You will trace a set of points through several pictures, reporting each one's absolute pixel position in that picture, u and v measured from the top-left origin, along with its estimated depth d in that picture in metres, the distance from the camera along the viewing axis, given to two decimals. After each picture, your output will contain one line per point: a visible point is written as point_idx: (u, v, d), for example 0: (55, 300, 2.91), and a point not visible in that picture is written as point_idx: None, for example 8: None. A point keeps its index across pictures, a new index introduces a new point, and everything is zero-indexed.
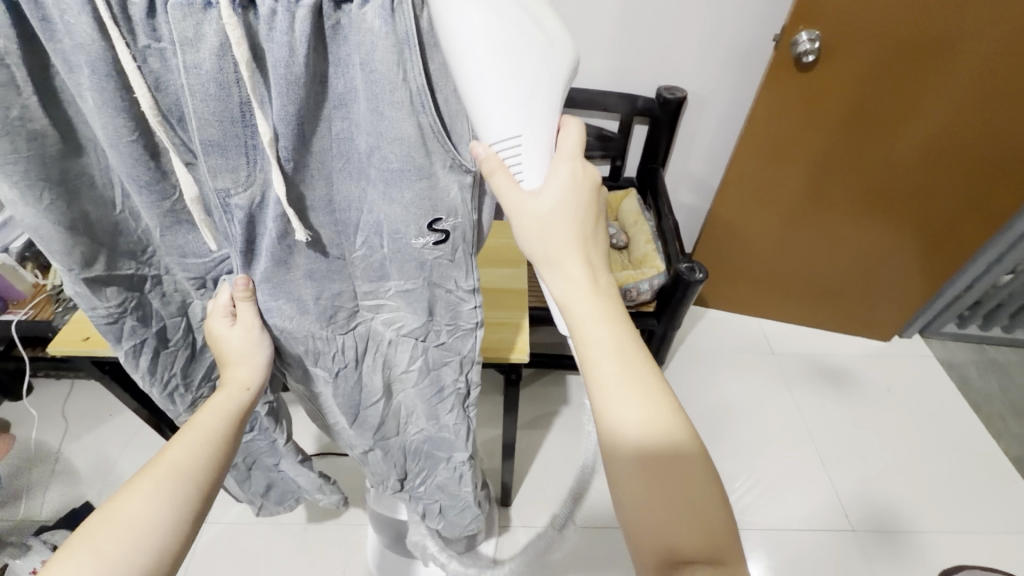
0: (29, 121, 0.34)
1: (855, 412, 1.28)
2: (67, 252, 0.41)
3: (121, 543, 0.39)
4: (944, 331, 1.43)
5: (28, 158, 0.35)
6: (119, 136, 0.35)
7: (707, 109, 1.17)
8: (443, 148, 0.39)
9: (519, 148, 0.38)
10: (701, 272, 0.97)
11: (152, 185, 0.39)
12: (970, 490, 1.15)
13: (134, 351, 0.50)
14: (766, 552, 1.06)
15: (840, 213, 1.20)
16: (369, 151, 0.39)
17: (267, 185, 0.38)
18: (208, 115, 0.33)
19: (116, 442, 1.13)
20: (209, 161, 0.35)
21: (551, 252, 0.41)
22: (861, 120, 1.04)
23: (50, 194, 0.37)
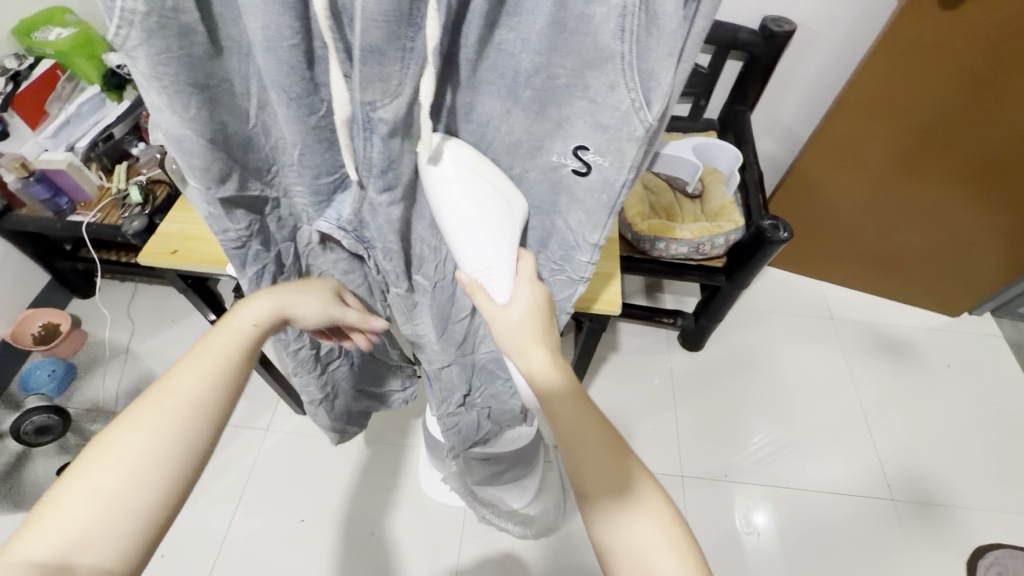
0: (181, 13, 0.31)
1: (910, 385, 1.25)
2: (205, 167, 0.39)
3: (119, 475, 0.36)
4: (1018, 311, 1.35)
5: (178, 58, 0.33)
6: (280, 39, 0.33)
7: (813, 48, 1.05)
8: (627, 85, 0.36)
9: (492, 272, 0.48)
10: (786, 231, 0.92)
11: (301, 98, 0.37)
12: (1019, 473, 1.13)
13: (256, 278, 0.50)
14: (775, 507, 1.08)
15: (937, 180, 1.11)
16: (533, 71, 0.39)
17: (413, 96, 0.36)
18: (376, 16, 0.31)
19: (179, 346, 1.17)
20: (364, 70, 0.33)
21: (517, 342, 0.47)
22: (995, 84, 0.93)
23: (196, 102, 0.35)
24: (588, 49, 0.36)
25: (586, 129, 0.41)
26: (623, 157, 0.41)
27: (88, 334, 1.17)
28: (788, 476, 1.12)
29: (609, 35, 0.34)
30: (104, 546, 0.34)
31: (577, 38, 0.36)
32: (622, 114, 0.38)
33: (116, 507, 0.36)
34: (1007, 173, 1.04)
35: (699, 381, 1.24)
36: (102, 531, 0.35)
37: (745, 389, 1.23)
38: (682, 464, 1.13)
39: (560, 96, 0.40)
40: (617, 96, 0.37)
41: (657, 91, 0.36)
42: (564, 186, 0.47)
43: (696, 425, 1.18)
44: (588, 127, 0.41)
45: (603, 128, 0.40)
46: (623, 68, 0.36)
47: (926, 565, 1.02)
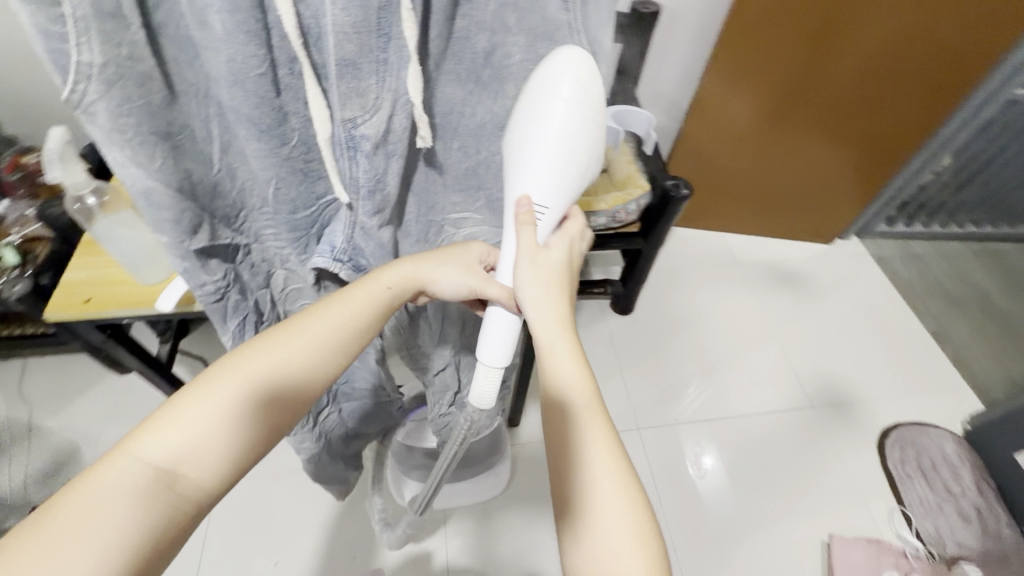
0: (137, 61, 0.33)
1: (807, 307, 1.43)
2: (177, 219, 0.42)
3: (216, 413, 0.41)
4: (876, 231, 1.59)
5: (139, 106, 0.35)
6: (247, 70, 0.35)
7: (679, 24, 1.17)
8: (578, 52, 0.41)
9: (546, 212, 0.46)
10: (687, 188, 1.02)
11: (272, 130, 0.40)
12: (901, 362, 1.35)
13: (238, 329, 0.55)
14: (718, 450, 1.18)
15: (797, 129, 1.28)
16: (489, 51, 0.42)
17: (392, 108, 0.39)
18: (347, 28, 0.33)
19: (94, 415, 1.05)
20: (341, 84, 0.35)
21: (540, 296, 0.46)
22: (826, 39, 1.09)
23: (160, 151, 0.38)
24: (540, 24, 0.40)
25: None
26: None
27: None
28: (723, 409, 1.24)
29: (556, 9, 0.39)
30: (205, 463, 0.40)
31: (530, 14, 0.39)
32: (575, 79, 0.43)
33: (224, 433, 0.42)
34: (851, 114, 1.24)
35: (637, 341, 1.34)
36: (205, 449, 0.40)
37: (676, 339, 1.35)
38: (636, 417, 1.22)
39: (514, 76, 0.43)
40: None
41: (602, 51, 0.43)
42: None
43: (642, 379, 1.28)
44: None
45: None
46: (572, 36, 0.41)
47: (851, 454, 1.19)
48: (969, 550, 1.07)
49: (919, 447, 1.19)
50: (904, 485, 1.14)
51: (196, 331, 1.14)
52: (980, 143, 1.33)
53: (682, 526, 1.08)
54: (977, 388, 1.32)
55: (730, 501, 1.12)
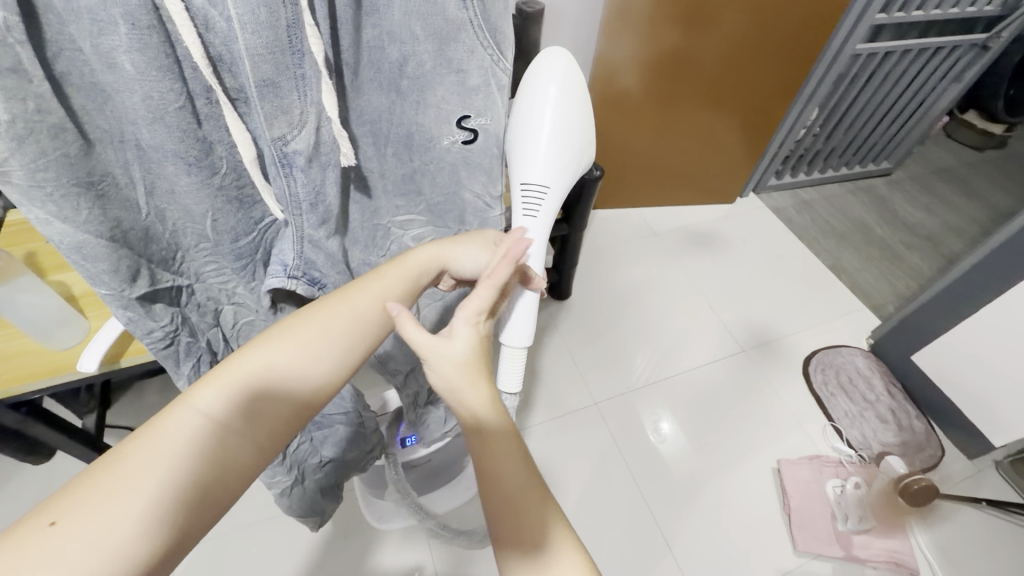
0: (46, 114, 0.32)
1: (724, 262, 1.56)
2: (113, 269, 0.40)
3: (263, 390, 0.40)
4: (769, 185, 1.77)
5: (56, 160, 0.33)
6: (165, 105, 0.35)
7: (565, 20, 1.23)
8: (482, 45, 0.44)
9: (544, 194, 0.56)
10: (596, 169, 1.09)
11: (200, 161, 0.40)
12: (810, 296, 1.50)
13: (195, 371, 0.51)
14: (671, 408, 1.26)
15: (689, 104, 1.40)
16: (403, 61, 0.44)
17: (318, 120, 0.38)
18: (261, 50, 0.32)
19: (14, 515, 0.94)
20: (265, 105, 0.35)
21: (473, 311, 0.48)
22: (699, 20, 1.20)
23: (85, 201, 0.36)
24: (442, 26, 0.42)
25: (459, 101, 0.47)
26: (496, 105, 0.49)
27: None
28: (666, 370, 1.32)
29: (454, 8, 0.41)
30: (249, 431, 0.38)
31: (432, 18, 0.41)
32: (486, 69, 0.46)
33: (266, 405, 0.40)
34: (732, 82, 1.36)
35: (579, 322, 1.40)
36: (250, 420, 0.38)
37: (615, 313, 1.42)
38: (591, 393, 1.27)
39: (431, 80, 0.45)
40: (477, 58, 0.45)
41: (505, 40, 0.45)
42: (461, 160, 0.53)
43: (591, 356, 1.34)
44: (460, 96, 0.47)
45: (473, 91, 0.47)
46: (475, 32, 0.43)
47: (782, 385, 1.31)
48: (890, 445, 1.22)
49: (836, 367, 1.34)
50: (830, 403, 1.28)
51: (120, 398, 1.05)
52: (838, 95, 1.51)
53: (649, 484, 1.14)
54: (873, 306, 1.50)
55: (689, 455, 1.19)
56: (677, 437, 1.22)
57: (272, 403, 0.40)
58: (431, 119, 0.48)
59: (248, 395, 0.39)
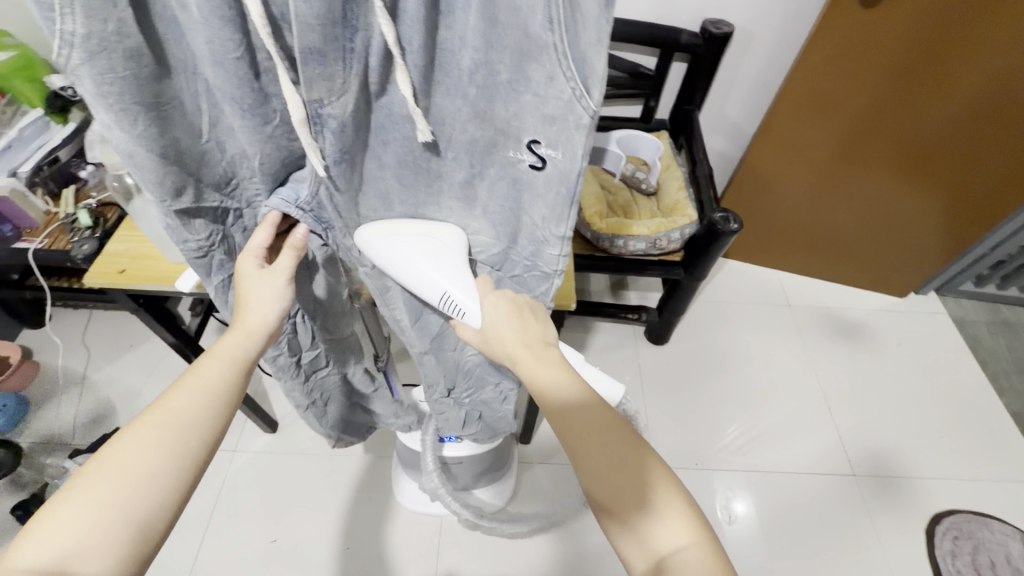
0: (125, 36, 0.31)
1: (866, 363, 1.31)
2: (159, 182, 0.39)
3: (121, 485, 0.39)
4: (960, 289, 1.43)
5: (124, 78, 0.32)
6: (226, 52, 0.33)
7: (752, 48, 1.10)
8: (564, 75, 0.35)
9: (453, 300, 0.49)
10: (736, 223, 0.95)
11: (255, 109, 0.37)
12: (969, 441, 1.19)
13: (223, 286, 0.50)
14: (754, 491, 1.12)
15: (872, 170, 1.18)
16: (474, 69, 0.38)
17: (356, 91, 0.36)
18: (311, 20, 0.31)
19: (139, 371, 1.14)
20: (307, 70, 0.33)
21: (506, 350, 0.49)
22: (917, 75, 1.00)
23: (144, 120, 0.35)
24: (523, 42, 0.35)
25: (536, 124, 0.40)
26: (573, 147, 0.39)
27: (42, 365, 1.13)
28: (756, 461, 1.15)
29: (539, 26, 0.33)
30: (100, 558, 0.36)
31: (511, 30, 0.35)
32: (564, 103, 0.37)
33: (100, 541, 0.37)
34: (942, 154, 1.11)
35: (672, 374, 1.27)
36: (97, 546, 0.36)
37: (705, 377, 1.27)
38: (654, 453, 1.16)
39: (504, 93, 0.39)
40: (557, 87, 0.36)
41: (594, 76, 0.35)
42: (524, 182, 0.45)
43: (666, 414, 1.21)
44: (536, 122, 0.39)
45: (550, 121, 0.39)
46: (558, 57, 0.35)
47: (894, 535, 1.07)
48: None
49: (978, 541, 1.06)
50: None
51: None
52: None
53: None
54: None
55: (761, 551, 1.04)
56: (755, 522, 1.08)
57: (153, 484, 0.40)
58: (494, 129, 0.42)
59: (128, 487, 0.39)
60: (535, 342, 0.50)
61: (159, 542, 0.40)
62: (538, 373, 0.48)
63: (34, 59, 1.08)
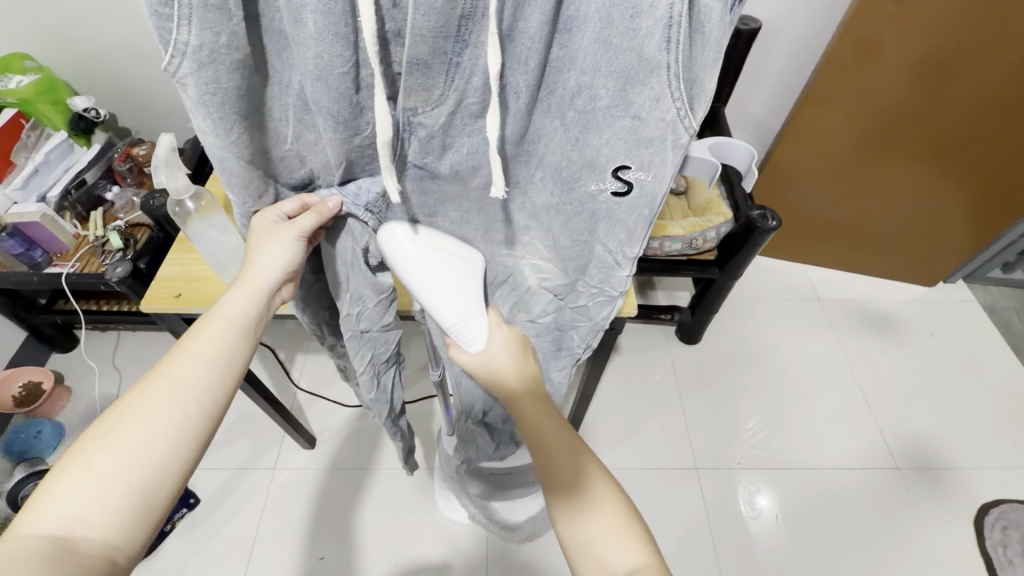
0: (235, 49, 0.32)
1: (899, 355, 1.30)
2: (244, 184, 0.41)
3: (117, 456, 0.37)
4: (988, 276, 1.42)
5: (228, 89, 0.33)
6: (332, 67, 0.32)
7: (778, 42, 1.09)
8: (673, 100, 0.35)
9: (465, 326, 0.48)
10: (775, 220, 0.95)
11: (348, 122, 0.36)
12: (1009, 430, 1.18)
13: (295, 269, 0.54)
14: (774, 488, 1.10)
15: (900, 160, 1.17)
16: (577, 92, 0.37)
17: (456, 106, 0.36)
18: (425, 32, 0.31)
19: None
20: (409, 79, 0.33)
21: (486, 363, 0.49)
22: (943, 65, 0.99)
23: (239, 127, 0.36)
24: (634, 65, 0.34)
25: (627, 148, 0.39)
26: (664, 168, 0.39)
27: (75, 390, 1.12)
28: (779, 455, 1.15)
29: (654, 46, 0.33)
30: (105, 526, 0.35)
31: (624, 54, 0.34)
32: (667, 124, 0.36)
33: (98, 513, 0.35)
34: (973, 147, 1.10)
35: (701, 373, 1.26)
36: (101, 513, 0.35)
37: (737, 374, 1.26)
38: (695, 454, 1.15)
39: (601, 119, 0.38)
40: (661, 109, 0.36)
41: (701, 97, 0.35)
42: (602, 213, 0.45)
43: (701, 412, 1.21)
44: (628, 145, 0.39)
45: (644, 144, 0.38)
46: (669, 80, 0.34)
47: (939, 528, 1.06)
48: None
49: None
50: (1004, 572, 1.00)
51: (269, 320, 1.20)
52: None
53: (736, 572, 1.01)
54: None
55: (790, 549, 1.03)
56: (777, 517, 1.07)
57: (150, 455, 0.37)
58: (583, 160, 0.41)
59: (124, 455, 0.37)
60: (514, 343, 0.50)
61: (163, 512, 0.38)
62: (494, 366, 0.49)
63: (56, 81, 1.04)
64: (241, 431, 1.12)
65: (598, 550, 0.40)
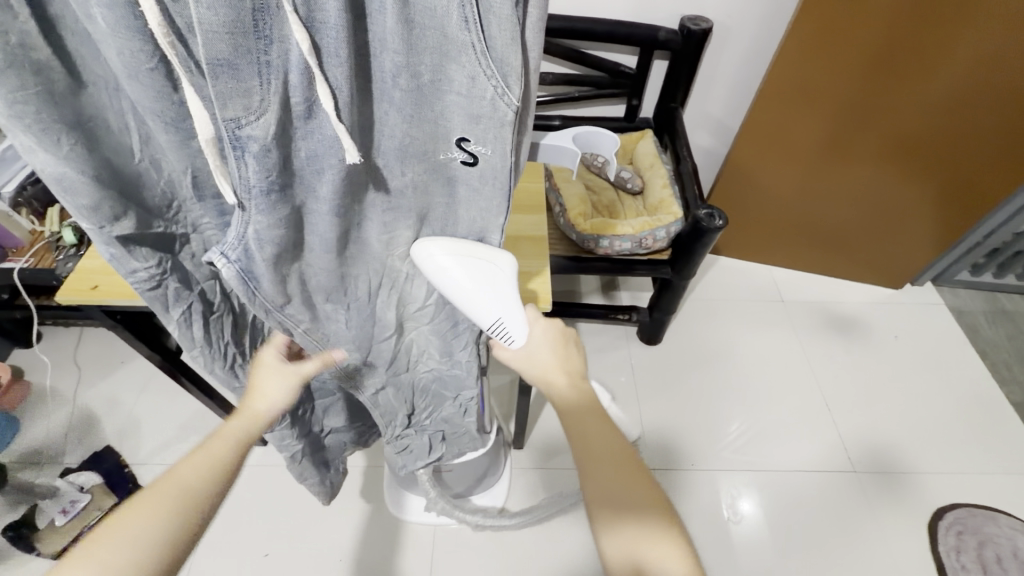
0: (32, 50, 0.33)
1: (861, 358, 1.29)
2: (95, 206, 0.40)
3: (121, 555, 0.40)
4: (957, 278, 1.41)
5: (39, 95, 0.34)
6: (139, 64, 0.34)
7: (732, 42, 1.09)
8: (486, 75, 0.37)
9: (503, 325, 0.52)
10: (722, 219, 0.94)
11: (180, 122, 0.39)
12: (969, 433, 1.17)
13: (185, 319, 0.53)
14: (761, 489, 1.10)
15: (859, 163, 1.17)
16: (397, 72, 0.37)
17: (281, 111, 0.35)
18: (218, 27, 0.30)
19: (129, 387, 1.14)
20: (218, 84, 0.32)
21: (540, 372, 0.53)
22: (886, 67, 1.00)
23: (68, 138, 0.37)
24: (440, 43, 0.36)
25: (462, 123, 0.40)
26: (502, 143, 0.41)
27: (32, 384, 1.13)
28: (758, 459, 1.13)
29: (455, 25, 0.34)
30: None
31: (428, 31, 0.35)
32: (488, 101, 0.38)
33: None
34: (921, 146, 1.11)
35: (663, 376, 1.26)
36: None
37: (704, 378, 1.25)
38: (652, 457, 1.14)
39: (431, 94, 0.39)
40: (479, 87, 0.37)
41: (512, 72, 0.37)
42: (457, 179, 0.46)
43: (661, 414, 1.20)
44: (463, 120, 0.40)
45: (476, 120, 0.40)
46: (478, 57, 0.36)
47: (895, 532, 1.04)
48: None
49: (981, 535, 1.04)
50: None
51: None
52: None
53: None
54: None
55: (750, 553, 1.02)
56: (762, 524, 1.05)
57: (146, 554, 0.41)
58: (425, 134, 0.42)
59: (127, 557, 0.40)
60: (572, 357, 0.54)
61: None
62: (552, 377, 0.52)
63: None
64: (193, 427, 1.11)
65: (637, 554, 0.44)
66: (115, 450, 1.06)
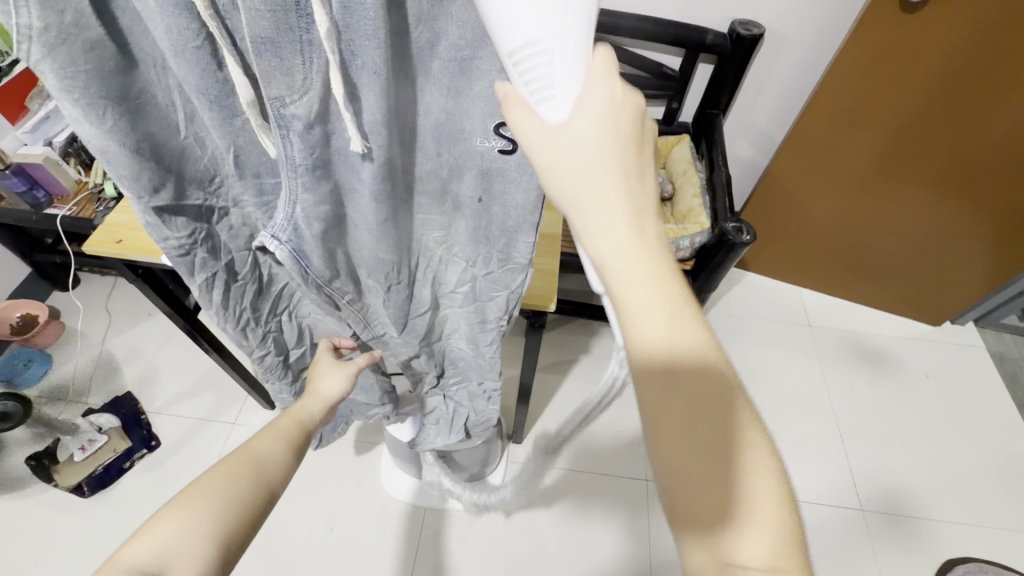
0: (85, 28, 0.30)
1: (887, 394, 1.23)
2: (135, 177, 0.38)
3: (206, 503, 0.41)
4: (1003, 322, 1.32)
5: (86, 71, 0.31)
6: (183, 42, 0.31)
7: (785, 52, 1.05)
8: None
9: (550, 77, 0.27)
10: (748, 234, 0.90)
11: (220, 101, 0.35)
12: (995, 488, 1.10)
13: (207, 284, 0.50)
14: None
15: (914, 189, 1.10)
16: (432, 44, 0.34)
17: (324, 91, 0.33)
18: (259, 5, 0.28)
19: (154, 338, 1.20)
20: (261, 64, 0.30)
21: (587, 192, 0.29)
22: (955, 95, 0.94)
23: (113, 113, 0.34)
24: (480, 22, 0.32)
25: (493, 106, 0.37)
26: None
27: (65, 326, 1.20)
28: None
29: None
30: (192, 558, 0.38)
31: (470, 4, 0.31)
32: None
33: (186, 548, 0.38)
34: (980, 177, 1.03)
35: None
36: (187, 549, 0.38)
37: None
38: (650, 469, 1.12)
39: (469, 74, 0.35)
40: None
41: None
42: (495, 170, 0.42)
43: None
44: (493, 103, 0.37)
45: None
46: None
47: None
48: None
49: None
50: None
51: None
52: None
53: None
54: None
55: None
56: None
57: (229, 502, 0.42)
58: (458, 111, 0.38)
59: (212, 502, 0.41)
60: (652, 202, 0.29)
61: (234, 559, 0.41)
62: (619, 252, 0.28)
63: None
64: (208, 384, 1.15)
65: None
66: (134, 398, 1.10)
